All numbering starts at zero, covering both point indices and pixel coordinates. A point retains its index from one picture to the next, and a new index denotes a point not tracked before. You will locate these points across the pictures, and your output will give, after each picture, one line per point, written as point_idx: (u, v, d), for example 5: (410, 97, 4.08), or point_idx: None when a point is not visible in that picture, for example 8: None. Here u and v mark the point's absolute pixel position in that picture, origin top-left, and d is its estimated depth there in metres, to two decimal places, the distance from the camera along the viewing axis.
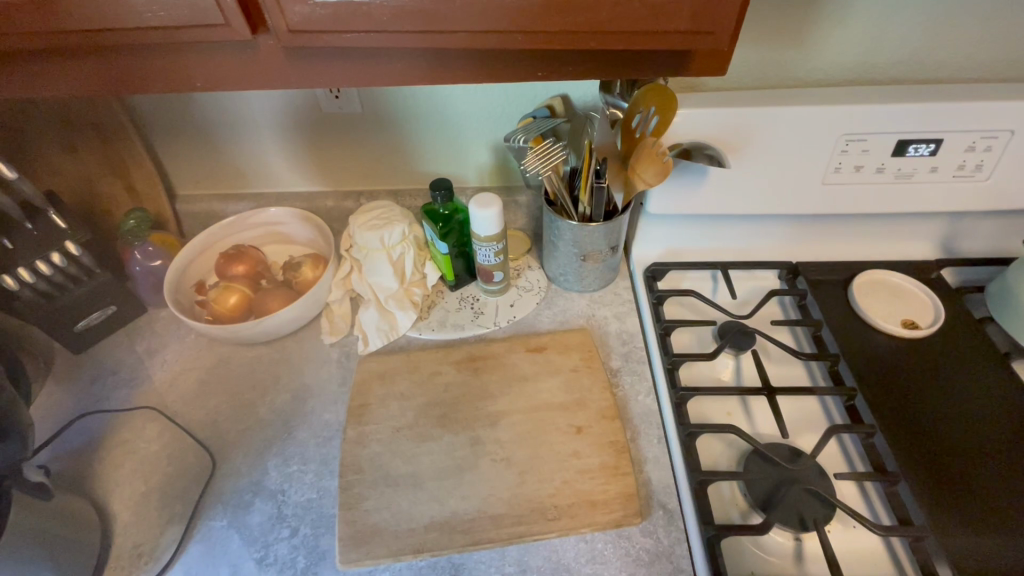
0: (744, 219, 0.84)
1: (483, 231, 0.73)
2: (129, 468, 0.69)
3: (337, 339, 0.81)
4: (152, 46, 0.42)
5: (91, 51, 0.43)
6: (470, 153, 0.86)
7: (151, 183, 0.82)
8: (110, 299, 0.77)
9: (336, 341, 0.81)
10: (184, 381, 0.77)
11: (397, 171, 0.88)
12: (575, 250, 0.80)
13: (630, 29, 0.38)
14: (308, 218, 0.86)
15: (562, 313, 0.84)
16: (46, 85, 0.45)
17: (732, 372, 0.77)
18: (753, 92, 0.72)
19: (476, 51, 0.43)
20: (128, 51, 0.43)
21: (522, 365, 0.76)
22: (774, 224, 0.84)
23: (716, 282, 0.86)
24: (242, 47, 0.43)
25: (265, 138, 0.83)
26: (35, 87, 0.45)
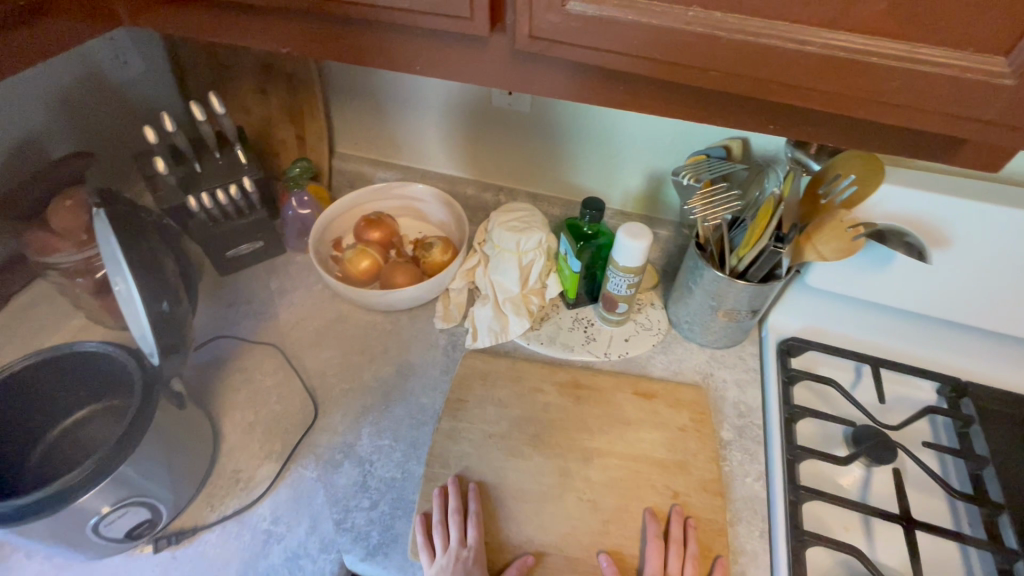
0: (914, 316, 0.74)
1: (624, 260, 0.70)
2: (244, 394, 0.73)
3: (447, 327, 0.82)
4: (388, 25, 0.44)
5: (332, 21, 0.46)
6: (620, 174, 0.84)
7: (320, 138, 0.91)
8: (261, 234, 0.85)
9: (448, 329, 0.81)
10: (304, 327, 0.82)
11: (544, 176, 0.89)
12: (712, 303, 0.74)
13: (910, 103, 0.34)
14: (448, 201, 0.90)
15: (677, 363, 0.79)
16: (281, 41, 0.49)
17: (858, 481, 0.69)
18: (980, 183, 0.61)
19: (705, 86, 0.40)
20: (364, 28, 0.45)
21: (628, 407, 0.72)
22: (950, 331, 0.73)
23: (860, 376, 0.76)
24: (469, 44, 0.43)
25: (428, 118, 0.88)
26: (273, 42, 0.49)
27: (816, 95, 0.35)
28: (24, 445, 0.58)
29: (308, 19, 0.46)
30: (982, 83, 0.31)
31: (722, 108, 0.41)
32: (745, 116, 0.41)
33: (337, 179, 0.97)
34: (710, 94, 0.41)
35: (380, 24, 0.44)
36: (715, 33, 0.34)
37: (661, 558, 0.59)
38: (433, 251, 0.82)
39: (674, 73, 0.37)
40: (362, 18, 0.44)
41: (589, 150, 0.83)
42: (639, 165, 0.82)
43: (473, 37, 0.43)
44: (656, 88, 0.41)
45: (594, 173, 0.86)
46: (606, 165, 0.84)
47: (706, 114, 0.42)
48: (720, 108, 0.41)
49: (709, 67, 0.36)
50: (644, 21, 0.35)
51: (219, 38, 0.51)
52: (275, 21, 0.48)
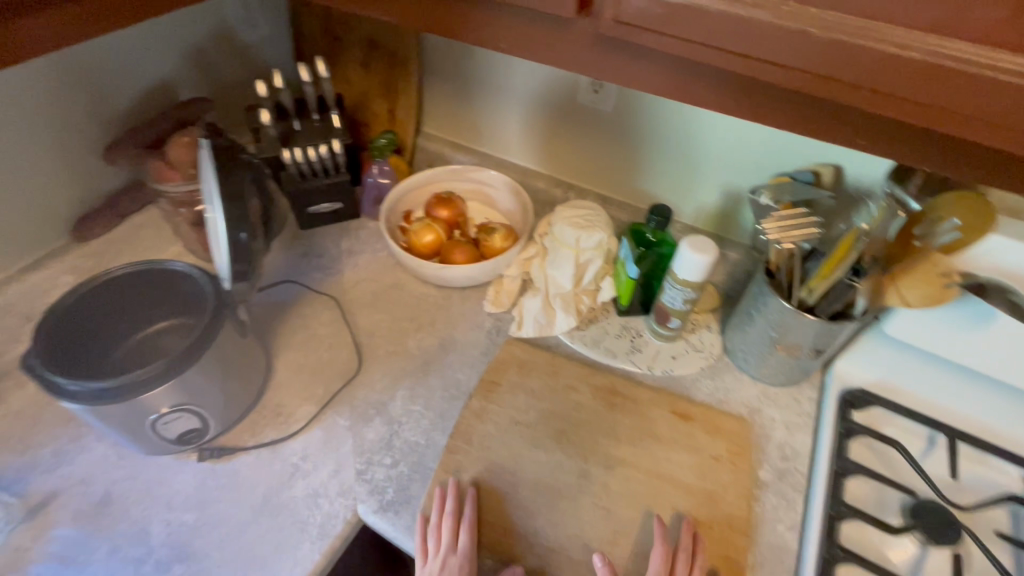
0: (1003, 388, 0.67)
1: (684, 273, 0.67)
2: (299, 339, 0.79)
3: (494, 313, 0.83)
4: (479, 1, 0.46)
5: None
6: (695, 188, 0.82)
7: (409, 115, 0.96)
8: (340, 196, 0.90)
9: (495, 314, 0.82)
10: (363, 287, 0.86)
11: (616, 180, 0.89)
12: (772, 334, 0.70)
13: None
14: (518, 190, 0.91)
15: (724, 392, 0.75)
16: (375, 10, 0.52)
17: (908, 559, 0.62)
18: None
19: (791, 90, 0.38)
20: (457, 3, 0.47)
21: (662, 424, 0.69)
22: None
23: (932, 445, 0.69)
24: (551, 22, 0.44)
25: (512, 108, 0.91)
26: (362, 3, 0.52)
27: (913, 107, 0.33)
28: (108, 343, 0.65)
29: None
30: None
31: (781, 115, 0.39)
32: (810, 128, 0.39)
33: (418, 156, 1.02)
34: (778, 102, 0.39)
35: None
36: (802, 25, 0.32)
37: None
38: (493, 236, 0.84)
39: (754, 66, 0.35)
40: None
41: (666, 159, 0.82)
42: (716, 180, 0.79)
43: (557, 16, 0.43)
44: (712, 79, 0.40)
45: (667, 183, 0.84)
46: (681, 177, 0.82)
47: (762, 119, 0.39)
48: (783, 116, 0.39)
49: (797, 66, 0.34)
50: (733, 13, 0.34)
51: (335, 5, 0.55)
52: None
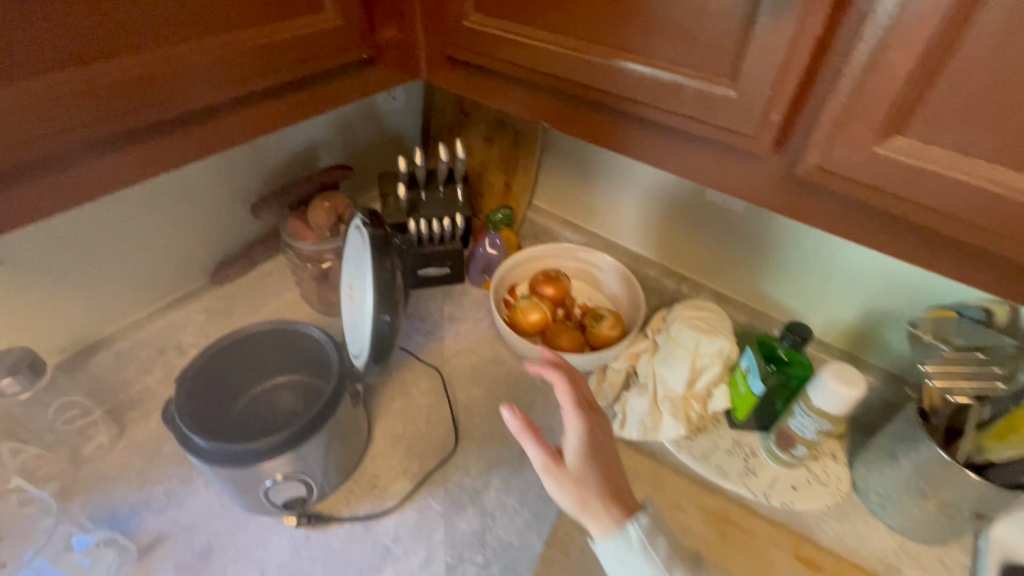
0: None
1: (820, 402, 0.62)
2: (398, 406, 0.79)
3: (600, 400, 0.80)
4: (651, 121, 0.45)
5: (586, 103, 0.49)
6: (826, 300, 0.76)
7: (524, 190, 0.98)
8: (450, 262, 0.92)
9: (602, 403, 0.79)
10: (463, 359, 0.86)
11: (735, 279, 0.84)
12: (923, 486, 0.61)
13: None
14: (627, 276, 0.89)
15: (854, 539, 0.66)
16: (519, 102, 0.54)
17: None
18: None
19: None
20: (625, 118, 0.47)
21: (783, 570, 0.62)
22: None
23: None
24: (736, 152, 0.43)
25: (629, 195, 0.90)
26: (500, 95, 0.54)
27: None
28: (238, 394, 0.68)
29: (563, 99, 0.51)
30: None
31: (1005, 272, 0.37)
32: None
33: (526, 228, 1.03)
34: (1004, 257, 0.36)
35: (647, 123, 0.46)
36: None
37: None
38: (602, 325, 0.81)
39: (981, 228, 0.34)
40: (633, 115, 0.46)
41: (796, 268, 0.77)
42: (852, 297, 0.73)
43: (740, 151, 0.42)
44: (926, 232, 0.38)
45: (795, 291, 0.79)
46: (813, 288, 0.76)
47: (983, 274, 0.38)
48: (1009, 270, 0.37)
49: None
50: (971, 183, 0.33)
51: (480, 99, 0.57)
52: (532, 94, 0.53)
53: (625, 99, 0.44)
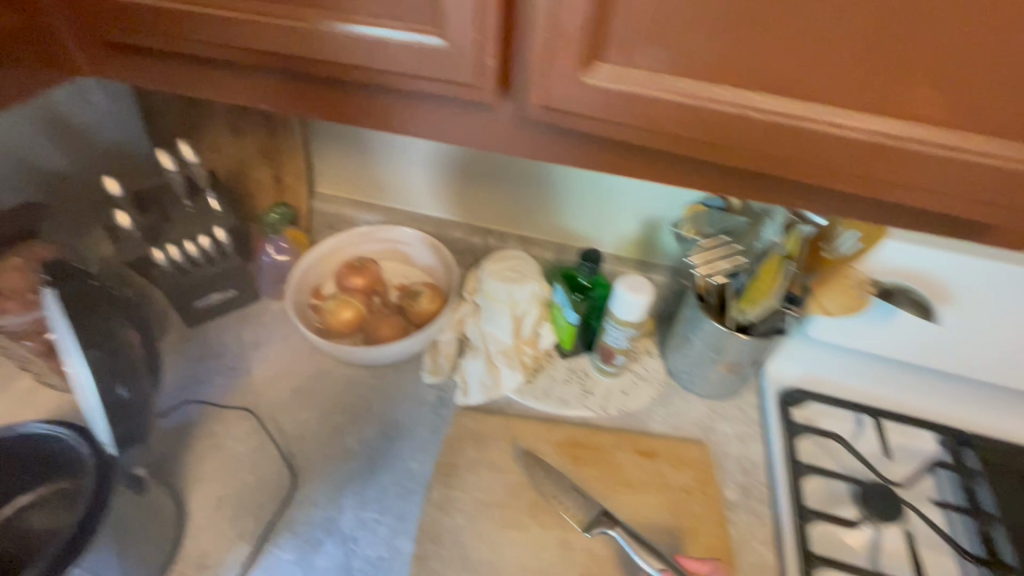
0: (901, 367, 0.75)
1: (622, 314, 0.67)
2: (211, 465, 0.67)
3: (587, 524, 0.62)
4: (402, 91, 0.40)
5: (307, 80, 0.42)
6: (614, 221, 0.82)
7: (299, 179, 0.86)
8: (233, 283, 0.80)
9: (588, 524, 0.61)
10: (279, 385, 0.76)
11: (536, 221, 0.87)
12: (713, 355, 0.73)
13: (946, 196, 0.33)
14: (436, 245, 0.86)
15: (677, 417, 0.76)
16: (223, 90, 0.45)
17: (866, 542, 0.67)
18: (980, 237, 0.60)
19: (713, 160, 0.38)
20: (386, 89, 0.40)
21: (629, 467, 0.69)
22: (936, 378, 0.75)
23: (862, 428, 0.75)
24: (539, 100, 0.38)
25: (413, 161, 0.86)
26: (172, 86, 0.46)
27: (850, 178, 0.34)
28: None
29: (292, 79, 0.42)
30: None
31: (775, 179, 0.37)
32: (841, 176, 0.34)
33: (315, 220, 0.94)
34: (796, 164, 0.34)
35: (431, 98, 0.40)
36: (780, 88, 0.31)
37: None
38: (419, 301, 0.79)
39: (737, 134, 0.33)
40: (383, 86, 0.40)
41: (580, 196, 0.81)
42: (633, 212, 0.80)
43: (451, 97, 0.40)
44: (702, 162, 0.38)
45: (587, 218, 0.83)
46: (599, 210, 0.82)
47: (761, 186, 0.38)
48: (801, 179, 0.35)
49: (736, 146, 0.34)
50: (714, 103, 0.32)
51: (152, 83, 0.46)
52: (254, 81, 0.43)
53: (314, 61, 0.39)
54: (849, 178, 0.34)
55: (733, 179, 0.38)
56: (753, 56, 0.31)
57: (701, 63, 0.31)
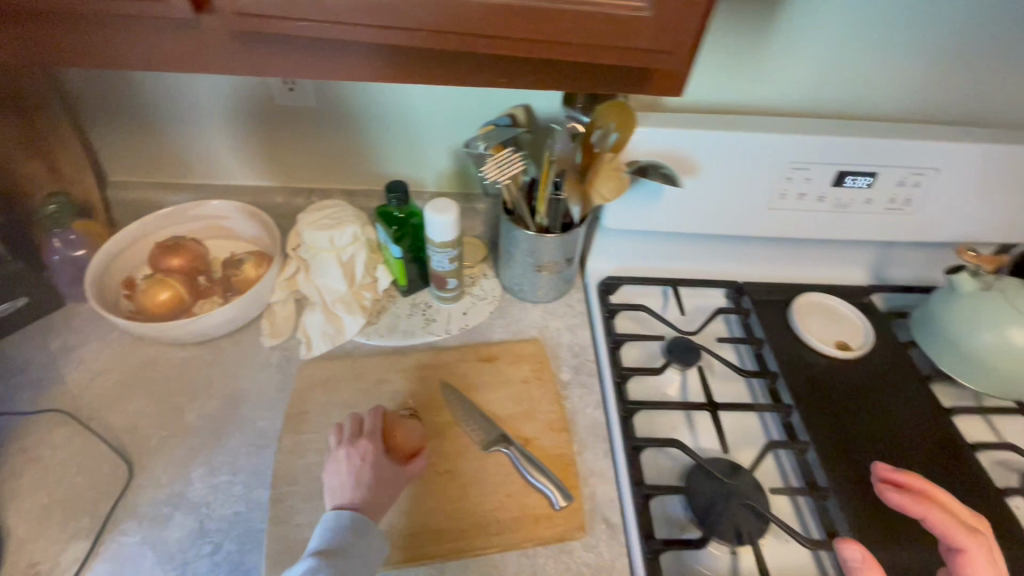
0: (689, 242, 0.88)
1: (439, 237, 0.72)
2: (31, 477, 0.63)
3: (487, 443, 0.67)
4: (97, 18, 0.40)
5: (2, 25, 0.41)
6: (427, 156, 0.86)
7: (79, 166, 0.79)
8: (21, 290, 0.73)
9: (486, 443, 0.66)
10: (100, 384, 0.71)
11: (355, 171, 0.88)
12: (532, 260, 0.80)
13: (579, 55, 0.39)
14: (253, 212, 0.84)
15: (515, 324, 0.83)
16: None
17: (678, 387, 0.78)
18: (703, 116, 0.74)
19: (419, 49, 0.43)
20: (87, 20, 0.41)
21: (472, 373, 0.75)
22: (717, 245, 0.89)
23: (667, 299, 0.88)
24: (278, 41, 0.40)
25: (211, 128, 0.82)
26: None
27: (503, 44, 0.38)
28: None
29: None
30: (629, 18, 0.36)
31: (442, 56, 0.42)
32: (557, 48, 0.38)
33: (116, 212, 0.87)
34: (514, 39, 0.38)
35: (128, 25, 0.41)
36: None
37: (543, 500, 0.63)
38: (402, 428, 0.65)
39: (458, 19, 0.37)
40: (67, 12, 0.39)
41: (388, 139, 0.84)
42: (442, 144, 0.85)
43: (149, 22, 0.41)
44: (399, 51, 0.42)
45: (402, 159, 0.87)
46: (412, 149, 0.86)
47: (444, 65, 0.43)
48: (435, 37, 0.38)
49: (413, 27, 0.38)
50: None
51: None
52: None
53: None
54: (486, 40, 0.38)
55: (418, 61, 0.43)
56: None
57: None
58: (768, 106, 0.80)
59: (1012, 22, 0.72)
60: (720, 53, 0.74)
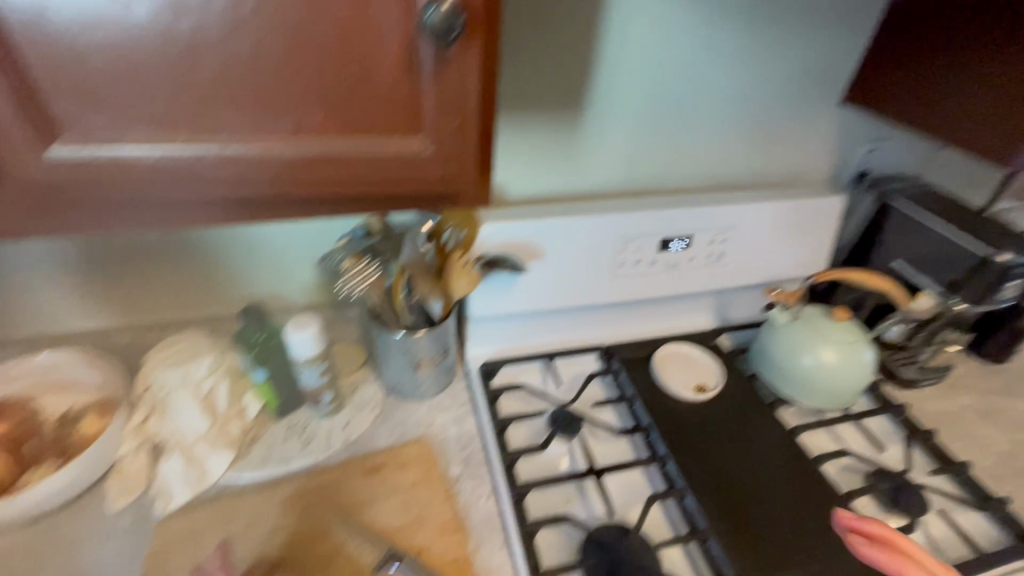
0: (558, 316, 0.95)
1: (303, 354, 0.71)
2: None
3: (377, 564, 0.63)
4: None
5: None
6: (290, 273, 0.86)
7: None
8: None
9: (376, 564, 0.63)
10: None
11: (214, 297, 0.85)
12: (407, 358, 0.80)
13: (381, 189, 0.44)
14: (93, 359, 0.77)
15: (400, 426, 0.82)
16: None
17: (568, 457, 0.80)
18: (542, 207, 0.83)
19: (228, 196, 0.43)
20: None
21: (357, 489, 0.72)
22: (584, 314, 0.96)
23: (547, 373, 0.92)
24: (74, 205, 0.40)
25: (36, 276, 0.76)
26: None
27: (310, 185, 0.42)
28: None
29: None
30: (416, 156, 0.42)
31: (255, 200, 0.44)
32: (359, 186, 0.43)
33: None
34: (318, 181, 0.42)
35: None
36: (275, 136, 0.40)
37: None
38: None
39: (259, 172, 0.41)
40: None
41: (246, 263, 0.83)
42: (303, 259, 0.86)
43: None
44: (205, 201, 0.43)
45: (264, 279, 0.86)
46: (272, 268, 0.85)
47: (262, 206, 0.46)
48: (243, 187, 0.42)
49: (219, 182, 0.41)
50: (224, 153, 0.40)
51: None
52: None
53: None
54: (292, 184, 0.42)
55: None
56: (233, 112, 0.38)
57: (138, 116, 0.37)
58: (596, 190, 0.92)
59: (758, 109, 0.92)
60: (543, 155, 0.86)
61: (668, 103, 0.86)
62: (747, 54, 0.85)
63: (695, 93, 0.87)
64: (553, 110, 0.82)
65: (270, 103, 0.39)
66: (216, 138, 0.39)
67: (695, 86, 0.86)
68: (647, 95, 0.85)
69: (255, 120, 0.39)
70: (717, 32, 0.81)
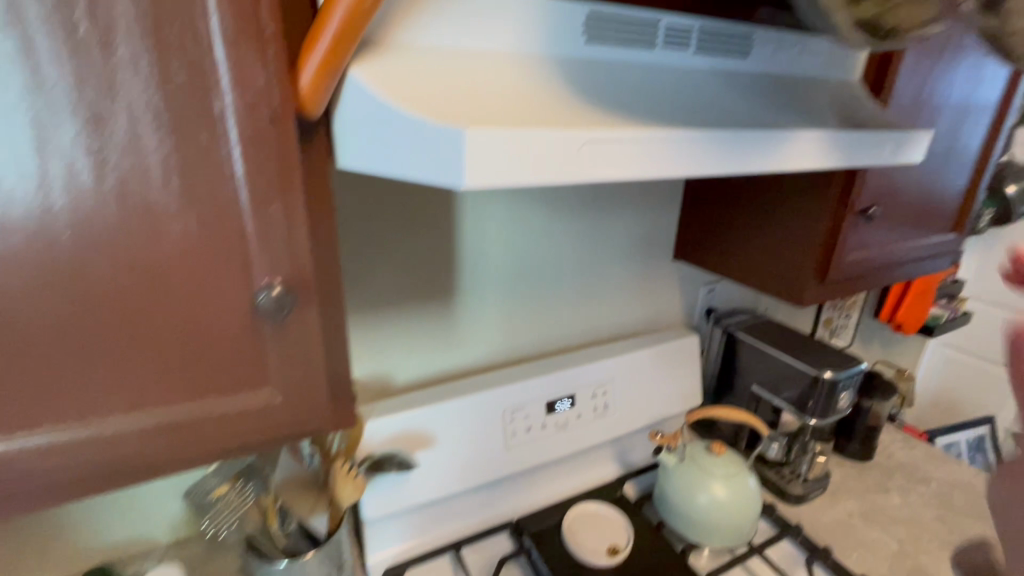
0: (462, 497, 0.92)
1: None
2: None
3: None
4: None
5: None
6: (152, 509, 0.77)
7: None
8: None
9: None
10: None
11: (52, 558, 0.73)
12: None
13: (232, 444, 0.44)
14: None
15: None
16: None
17: None
18: (426, 393, 0.87)
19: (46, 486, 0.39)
20: None
21: None
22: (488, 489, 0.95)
23: (456, 566, 0.85)
24: None
25: None
26: None
27: (149, 457, 0.41)
28: None
29: None
30: (265, 409, 0.44)
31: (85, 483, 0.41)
32: (206, 446, 0.43)
33: None
34: (158, 451, 0.41)
35: None
36: (106, 418, 0.39)
37: None
38: None
39: (88, 455, 0.39)
40: None
41: (96, 509, 0.74)
42: (168, 490, 0.78)
43: None
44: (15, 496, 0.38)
45: (120, 522, 0.76)
46: (130, 508, 0.76)
47: None
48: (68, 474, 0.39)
49: (38, 476, 0.38)
50: (45, 446, 0.38)
51: None
52: None
53: None
54: (129, 460, 0.41)
55: None
56: (57, 406, 0.38)
57: None
58: (480, 363, 0.97)
59: (610, 273, 1.06)
60: (425, 341, 0.91)
61: (531, 281, 0.97)
62: (589, 235, 1.00)
63: (553, 270, 0.99)
64: (429, 301, 0.89)
65: (100, 390, 0.39)
66: (34, 433, 0.38)
67: (550, 265, 0.98)
68: (512, 277, 0.95)
69: (84, 409, 0.39)
70: (559, 223, 0.96)
